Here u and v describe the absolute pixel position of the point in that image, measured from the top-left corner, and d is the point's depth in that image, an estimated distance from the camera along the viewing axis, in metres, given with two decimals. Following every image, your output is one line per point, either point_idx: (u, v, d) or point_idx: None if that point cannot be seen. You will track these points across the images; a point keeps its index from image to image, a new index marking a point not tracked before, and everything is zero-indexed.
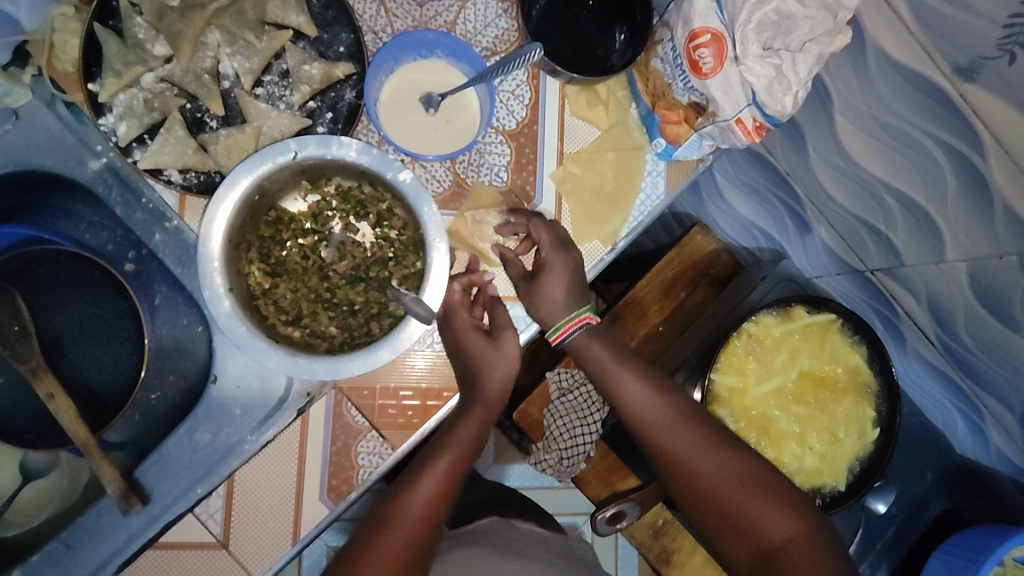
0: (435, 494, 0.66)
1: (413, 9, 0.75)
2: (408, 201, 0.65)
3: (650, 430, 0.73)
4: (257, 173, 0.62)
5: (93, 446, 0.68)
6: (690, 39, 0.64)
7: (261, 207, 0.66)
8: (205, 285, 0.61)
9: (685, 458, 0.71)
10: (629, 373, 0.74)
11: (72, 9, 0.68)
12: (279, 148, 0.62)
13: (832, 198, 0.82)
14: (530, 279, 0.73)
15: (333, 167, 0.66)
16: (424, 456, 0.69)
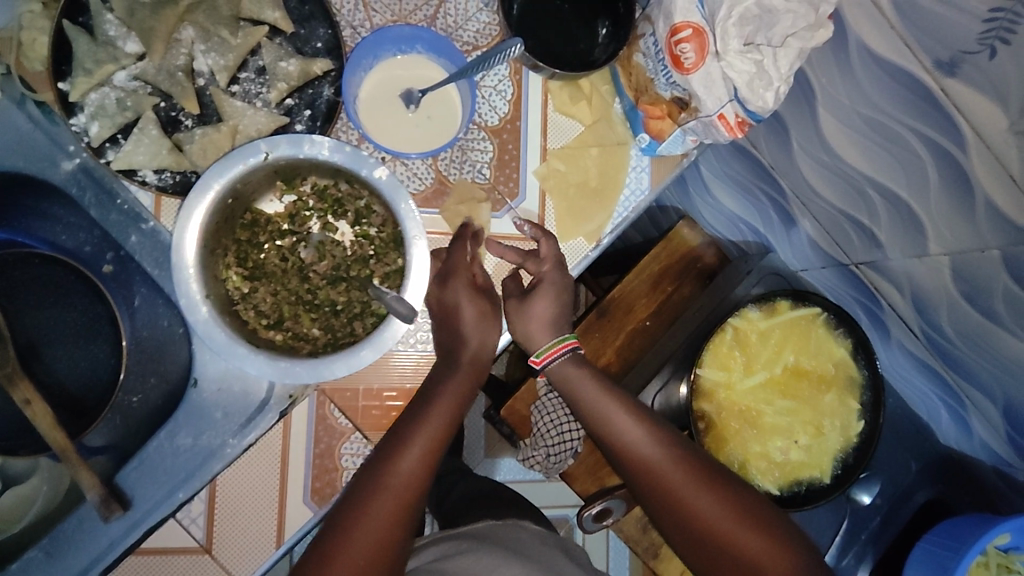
0: (409, 483, 0.62)
1: (392, 3, 0.74)
2: (386, 198, 0.64)
3: (638, 467, 0.68)
4: (229, 175, 0.61)
5: (71, 453, 0.67)
6: (671, 34, 0.63)
7: (236, 210, 0.65)
8: (181, 293, 0.60)
9: (676, 493, 0.66)
10: (615, 405, 0.70)
11: (40, 6, 0.67)
12: (249, 149, 0.61)
13: (817, 193, 0.82)
14: (524, 294, 0.73)
15: (307, 166, 0.65)
16: (407, 427, 0.65)
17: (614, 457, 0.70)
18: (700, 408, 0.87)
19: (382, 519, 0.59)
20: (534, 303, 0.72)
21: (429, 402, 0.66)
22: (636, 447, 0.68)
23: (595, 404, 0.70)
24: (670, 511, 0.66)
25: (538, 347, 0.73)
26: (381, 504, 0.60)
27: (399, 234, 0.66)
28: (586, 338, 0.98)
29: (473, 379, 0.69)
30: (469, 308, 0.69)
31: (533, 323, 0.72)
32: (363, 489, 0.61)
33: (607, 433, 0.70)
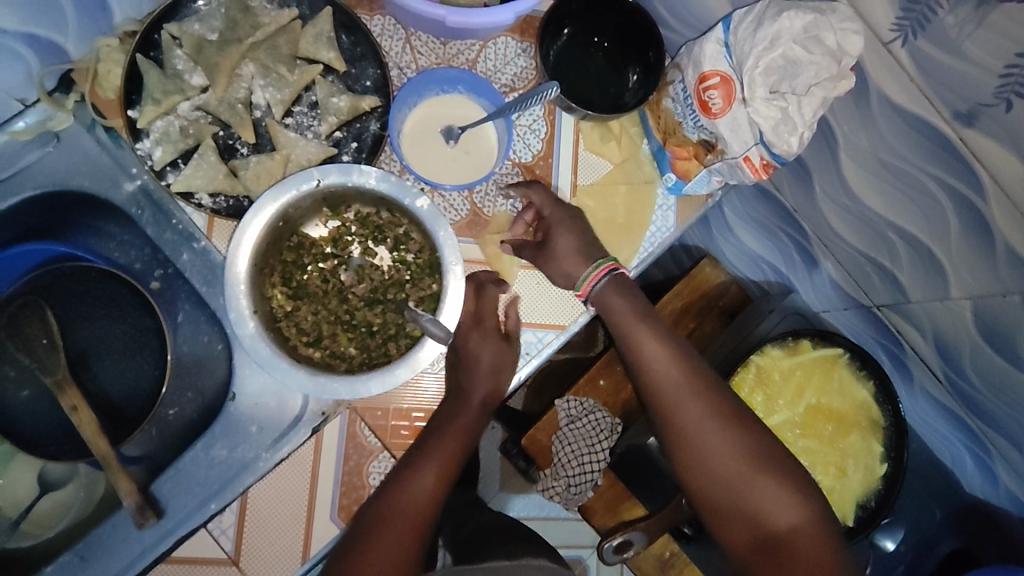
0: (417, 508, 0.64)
1: (437, 47, 0.80)
2: (427, 226, 0.68)
3: (669, 409, 0.71)
4: (283, 200, 0.65)
5: (113, 460, 0.70)
6: (700, 81, 0.68)
7: (284, 233, 0.69)
8: (231, 307, 0.63)
9: (700, 440, 0.70)
10: (655, 338, 0.73)
11: (117, 41, 0.72)
12: (302, 176, 0.65)
13: (840, 236, 0.84)
14: (540, 246, 0.75)
15: (353, 194, 0.69)
16: (416, 455, 0.68)
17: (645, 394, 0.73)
18: None
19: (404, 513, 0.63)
20: (557, 239, 0.74)
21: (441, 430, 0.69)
22: (672, 389, 0.71)
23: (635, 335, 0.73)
24: (694, 457, 0.71)
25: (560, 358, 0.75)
26: (407, 497, 0.64)
27: (437, 261, 0.70)
28: (608, 371, 1.00)
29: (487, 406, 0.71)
30: (493, 362, 0.72)
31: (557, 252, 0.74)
32: (388, 489, 0.65)
33: (646, 365, 0.72)
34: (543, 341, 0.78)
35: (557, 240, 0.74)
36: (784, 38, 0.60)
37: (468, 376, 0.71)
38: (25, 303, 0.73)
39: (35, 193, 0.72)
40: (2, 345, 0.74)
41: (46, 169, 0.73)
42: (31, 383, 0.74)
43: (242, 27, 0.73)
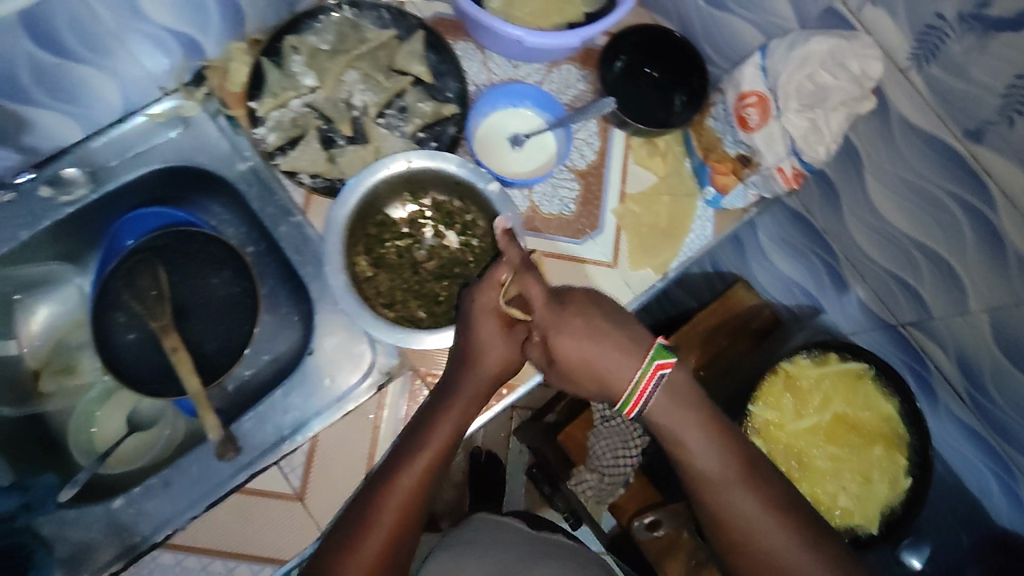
0: (404, 499, 0.69)
1: (509, 69, 0.92)
2: (497, 212, 0.79)
3: (719, 510, 0.71)
4: (377, 176, 0.77)
5: (203, 399, 0.79)
6: (739, 99, 0.78)
7: (372, 209, 0.80)
8: (328, 261, 0.74)
9: (766, 544, 0.69)
10: (700, 431, 0.72)
11: (246, 46, 0.85)
12: (394, 158, 0.77)
13: (866, 254, 0.92)
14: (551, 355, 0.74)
15: (433, 179, 0.80)
16: (407, 446, 0.71)
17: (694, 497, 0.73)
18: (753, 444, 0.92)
19: (386, 518, 0.68)
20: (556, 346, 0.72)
21: (435, 420, 0.72)
22: (728, 494, 0.71)
23: (684, 439, 0.72)
24: (720, 520, 0.71)
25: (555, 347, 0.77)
26: (389, 502, 0.69)
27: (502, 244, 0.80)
28: None
29: (471, 407, 0.73)
30: (493, 346, 0.72)
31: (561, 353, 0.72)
32: (368, 493, 0.69)
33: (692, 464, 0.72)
34: None
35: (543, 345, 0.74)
36: (814, 59, 0.70)
37: (467, 372, 0.73)
38: (141, 260, 0.85)
39: (160, 168, 0.85)
40: (116, 294, 0.84)
41: (174, 148, 0.86)
42: (139, 328, 0.84)
43: (351, 40, 0.86)
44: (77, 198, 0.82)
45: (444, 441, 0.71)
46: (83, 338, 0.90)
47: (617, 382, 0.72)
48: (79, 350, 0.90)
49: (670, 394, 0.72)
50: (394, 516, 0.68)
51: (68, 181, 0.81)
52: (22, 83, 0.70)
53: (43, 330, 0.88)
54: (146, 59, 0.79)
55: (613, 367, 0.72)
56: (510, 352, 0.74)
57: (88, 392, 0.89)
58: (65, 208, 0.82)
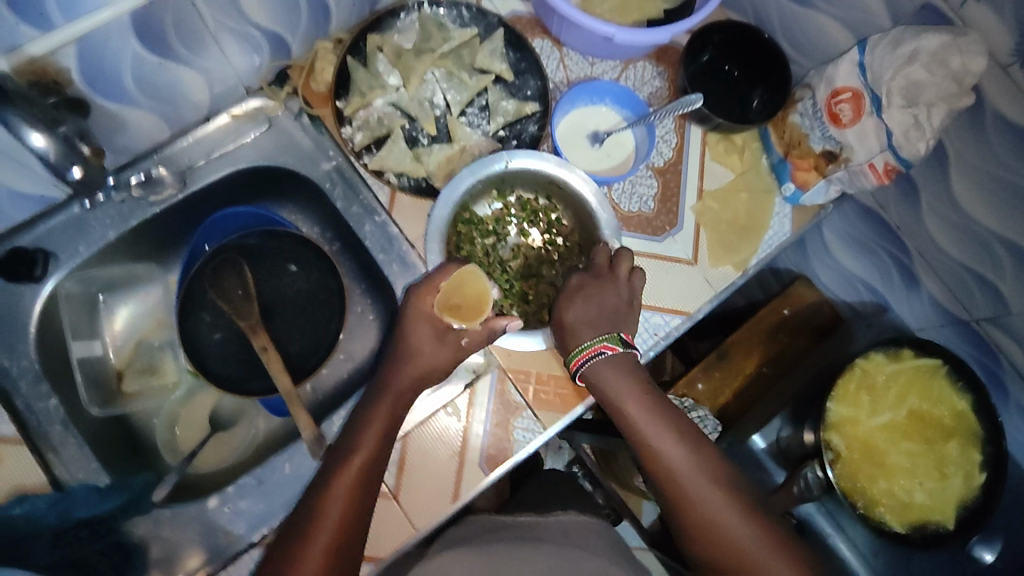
0: (342, 510, 0.67)
1: (585, 67, 0.92)
2: (590, 211, 0.81)
3: (684, 502, 0.70)
4: (478, 174, 0.78)
5: (294, 397, 0.78)
6: (833, 95, 0.78)
7: (462, 208, 0.81)
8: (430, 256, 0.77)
9: (727, 536, 0.67)
10: (640, 404, 0.74)
11: (331, 44, 0.86)
12: (494, 158, 0.78)
13: (943, 251, 0.92)
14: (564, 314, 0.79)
15: (522, 178, 0.82)
16: (337, 454, 0.71)
17: (654, 483, 0.73)
18: (831, 440, 0.91)
19: (338, 505, 0.68)
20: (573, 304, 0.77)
21: (361, 426, 0.72)
22: (686, 482, 0.70)
23: (640, 421, 0.73)
24: (705, 532, 0.68)
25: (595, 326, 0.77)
26: (338, 486, 0.68)
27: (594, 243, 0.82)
28: (706, 375, 1.10)
29: (405, 396, 0.75)
30: (425, 349, 0.75)
31: (569, 317, 0.77)
32: (322, 478, 0.70)
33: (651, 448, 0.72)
34: (670, 324, 0.87)
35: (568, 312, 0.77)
36: (921, 55, 0.69)
37: (407, 364, 0.75)
38: (227, 259, 0.84)
39: (248, 166, 0.85)
40: (201, 294, 0.84)
41: (258, 147, 0.86)
42: (224, 328, 0.85)
43: (435, 39, 0.86)
44: (166, 198, 0.83)
45: (388, 419, 0.73)
46: (166, 337, 0.91)
47: (570, 340, 0.77)
48: (161, 350, 0.90)
49: (616, 361, 0.75)
50: (346, 503, 0.68)
51: (158, 181, 0.81)
52: (125, 85, 0.71)
53: (125, 331, 0.89)
54: (236, 58, 0.80)
55: (578, 331, 0.76)
56: (433, 358, 0.75)
57: (175, 391, 0.89)
58: (153, 207, 0.82)
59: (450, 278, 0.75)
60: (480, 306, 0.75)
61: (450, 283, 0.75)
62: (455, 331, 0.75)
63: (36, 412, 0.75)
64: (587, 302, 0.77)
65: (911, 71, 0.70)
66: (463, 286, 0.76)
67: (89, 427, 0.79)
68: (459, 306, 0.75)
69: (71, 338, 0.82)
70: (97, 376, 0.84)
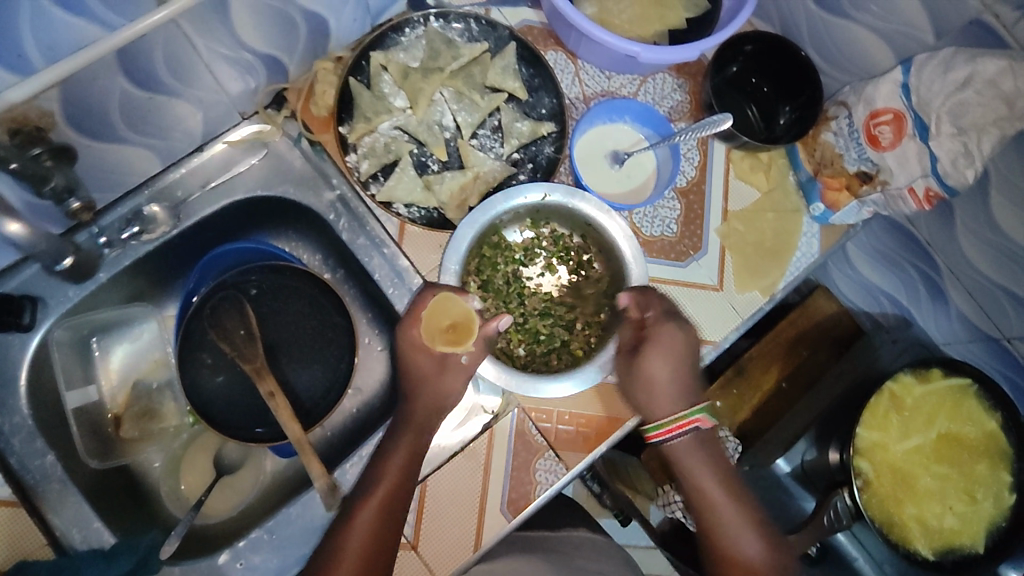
0: (364, 539, 0.66)
1: (602, 80, 0.86)
2: (620, 260, 0.77)
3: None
4: (511, 202, 0.75)
5: (305, 444, 0.74)
6: (872, 116, 0.75)
7: (490, 231, 0.78)
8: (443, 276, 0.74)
9: None
10: (714, 488, 0.74)
11: (331, 64, 0.80)
12: (532, 188, 0.75)
13: (976, 267, 0.87)
14: (634, 351, 0.74)
15: (558, 213, 0.78)
16: (362, 484, 0.70)
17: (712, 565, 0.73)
18: (859, 467, 0.89)
19: (361, 537, 0.66)
20: (648, 360, 0.72)
21: (387, 455, 0.71)
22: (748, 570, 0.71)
23: (715, 502, 0.73)
24: None
25: (660, 399, 0.73)
26: (360, 516, 0.67)
27: (619, 296, 0.78)
28: (724, 393, 1.06)
29: (427, 424, 0.73)
30: (439, 377, 0.73)
31: (646, 372, 0.72)
32: (347, 507, 0.69)
33: (720, 531, 0.72)
34: None
35: (650, 366, 0.72)
36: (975, 81, 0.67)
37: (422, 386, 0.73)
38: (227, 297, 0.80)
39: (245, 198, 0.80)
40: (201, 335, 0.80)
41: (256, 177, 0.80)
42: (228, 370, 0.81)
43: (444, 56, 0.80)
44: (159, 235, 0.77)
45: (408, 451, 0.71)
46: (165, 378, 0.86)
47: (655, 408, 0.73)
48: (160, 392, 0.86)
49: (696, 442, 0.74)
50: (367, 537, 0.66)
51: (150, 218, 0.76)
52: (112, 122, 0.65)
53: (121, 374, 0.85)
54: (229, 84, 0.74)
55: (654, 395, 0.73)
56: (448, 377, 0.73)
57: (178, 434, 0.85)
58: (146, 245, 0.77)
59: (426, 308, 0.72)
60: (462, 322, 0.72)
61: (429, 313, 0.71)
62: (452, 354, 0.73)
63: (32, 470, 0.71)
64: (664, 361, 0.72)
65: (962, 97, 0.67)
66: (447, 312, 0.71)
67: (90, 482, 0.75)
68: (459, 325, 0.71)
69: (65, 388, 0.77)
70: (94, 425, 0.80)
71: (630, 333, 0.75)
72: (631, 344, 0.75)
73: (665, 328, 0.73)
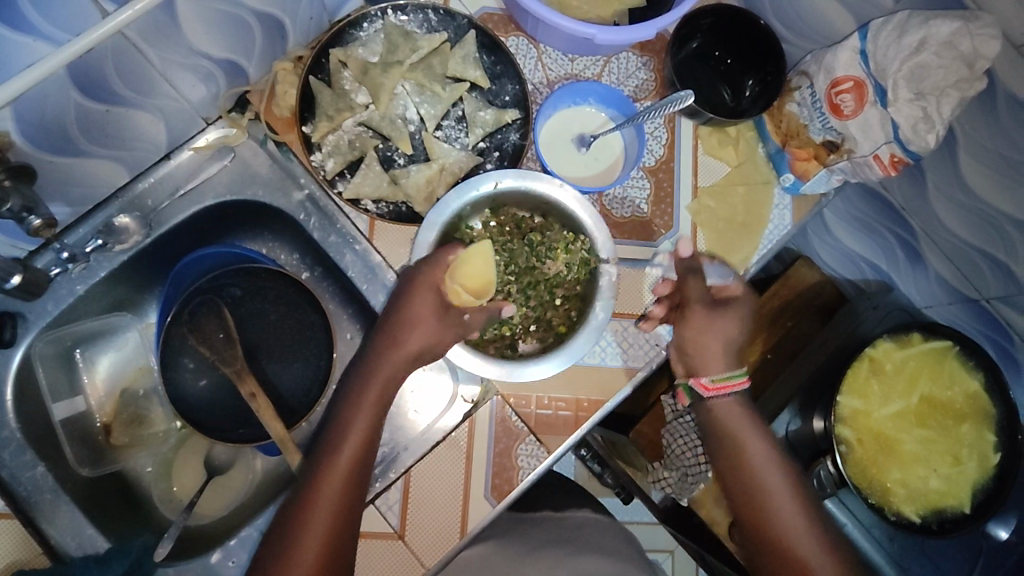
0: (336, 506, 0.66)
1: (566, 63, 0.86)
2: (584, 230, 0.78)
3: (771, 505, 0.73)
4: (463, 198, 0.76)
5: (289, 443, 0.75)
6: (833, 86, 0.75)
7: (453, 228, 0.78)
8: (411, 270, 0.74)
9: (775, 516, 0.72)
10: (755, 432, 0.75)
11: (290, 64, 0.80)
12: (483, 179, 0.76)
13: (949, 229, 0.86)
14: (711, 304, 0.76)
15: (516, 199, 0.79)
16: (325, 452, 0.69)
17: (735, 483, 0.75)
18: (841, 434, 0.89)
19: (310, 555, 0.64)
20: (722, 317, 0.76)
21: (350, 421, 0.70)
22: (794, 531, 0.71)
23: (731, 418, 0.76)
24: (758, 515, 0.73)
25: (715, 359, 0.75)
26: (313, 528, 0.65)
27: (591, 266, 0.79)
28: None
29: (376, 416, 0.71)
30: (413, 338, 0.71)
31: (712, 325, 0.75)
32: (283, 538, 0.66)
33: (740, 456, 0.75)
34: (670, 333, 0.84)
35: (721, 321, 0.76)
36: (930, 43, 0.66)
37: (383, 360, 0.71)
38: (204, 302, 0.81)
39: (214, 203, 0.81)
40: (180, 340, 0.81)
41: (224, 181, 0.81)
42: (210, 374, 0.82)
43: (402, 49, 0.80)
44: (132, 245, 0.78)
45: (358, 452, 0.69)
46: (149, 384, 0.87)
47: (706, 364, 0.76)
48: (147, 399, 0.87)
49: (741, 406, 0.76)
50: (332, 512, 0.66)
51: (121, 230, 0.77)
52: (71, 137, 0.66)
53: (108, 383, 0.86)
54: (189, 91, 0.74)
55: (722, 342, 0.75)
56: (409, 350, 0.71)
57: (167, 438, 0.87)
58: (120, 256, 0.78)
59: (457, 256, 0.72)
60: (484, 286, 0.73)
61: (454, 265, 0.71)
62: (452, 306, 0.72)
63: (24, 482, 0.73)
64: (732, 325, 0.76)
65: (920, 59, 0.67)
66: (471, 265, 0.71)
67: (83, 490, 0.77)
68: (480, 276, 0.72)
69: (51, 401, 0.79)
70: (83, 434, 0.82)
71: (705, 290, 0.77)
72: (706, 298, 0.76)
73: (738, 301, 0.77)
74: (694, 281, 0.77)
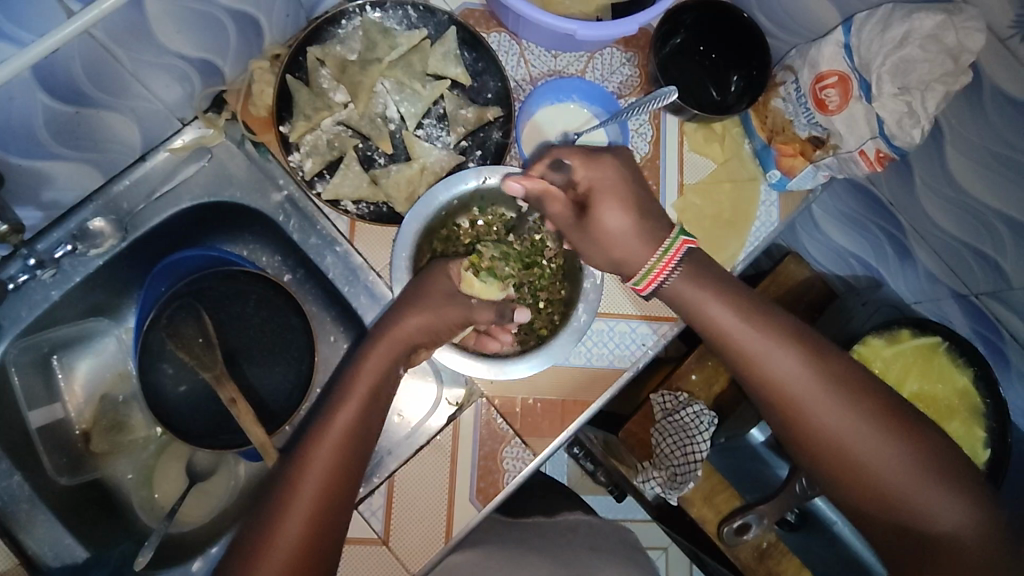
0: (314, 507, 0.61)
1: (549, 59, 0.85)
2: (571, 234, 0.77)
3: (766, 369, 0.66)
4: (451, 192, 0.75)
5: (270, 447, 0.74)
6: (817, 80, 0.74)
7: (439, 224, 0.77)
8: (393, 262, 0.73)
9: (780, 381, 0.65)
10: (716, 297, 0.68)
11: (267, 62, 0.78)
12: (470, 174, 0.75)
13: (937, 224, 0.85)
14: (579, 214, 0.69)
15: (504, 198, 0.78)
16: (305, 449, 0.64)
17: (724, 355, 0.69)
18: None
19: (292, 541, 0.59)
20: (597, 217, 0.68)
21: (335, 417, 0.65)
22: (799, 388, 0.64)
23: (683, 287, 0.68)
24: (760, 385, 0.66)
25: (637, 257, 0.68)
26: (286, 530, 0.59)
27: (575, 270, 0.78)
28: (699, 365, 1.02)
29: (364, 413, 0.65)
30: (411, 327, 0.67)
31: (605, 231, 0.68)
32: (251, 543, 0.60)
33: (715, 327, 0.68)
34: (657, 332, 0.83)
35: (607, 217, 0.67)
36: (914, 36, 0.65)
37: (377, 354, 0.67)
38: (183, 306, 0.79)
39: (191, 205, 0.79)
40: (159, 345, 0.80)
41: (201, 183, 0.79)
42: (191, 379, 0.81)
43: (381, 46, 0.78)
44: (108, 249, 0.77)
45: (343, 432, 0.64)
46: (129, 391, 0.86)
47: (634, 265, 0.69)
48: (127, 405, 0.86)
49: (691, 269, 0.69)
50: (309, 514, 0.60)
51: (95, 234, 0.76)
52: (39, 139, 0.64)
53: (87, 390, 0.84)
54: (162, 91, 0.73)
55: (627, 243, 0.67)
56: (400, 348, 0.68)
57: (148, 444, 0.86)
58: (95, 260, 0.77)
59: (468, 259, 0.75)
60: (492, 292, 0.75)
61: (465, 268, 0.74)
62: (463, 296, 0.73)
63: None
64: (613, 208, 0.67)
65: (904, 53, 0.66)
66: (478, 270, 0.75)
67: (61, 499, 0.75)
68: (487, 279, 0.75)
69: (28, 409, 0.78)
70: (61, 441, 0.80)
71: (565, 204, 0.69)
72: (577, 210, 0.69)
73: (596, 173, 0.67)
74: (554, 201, 0.69)
